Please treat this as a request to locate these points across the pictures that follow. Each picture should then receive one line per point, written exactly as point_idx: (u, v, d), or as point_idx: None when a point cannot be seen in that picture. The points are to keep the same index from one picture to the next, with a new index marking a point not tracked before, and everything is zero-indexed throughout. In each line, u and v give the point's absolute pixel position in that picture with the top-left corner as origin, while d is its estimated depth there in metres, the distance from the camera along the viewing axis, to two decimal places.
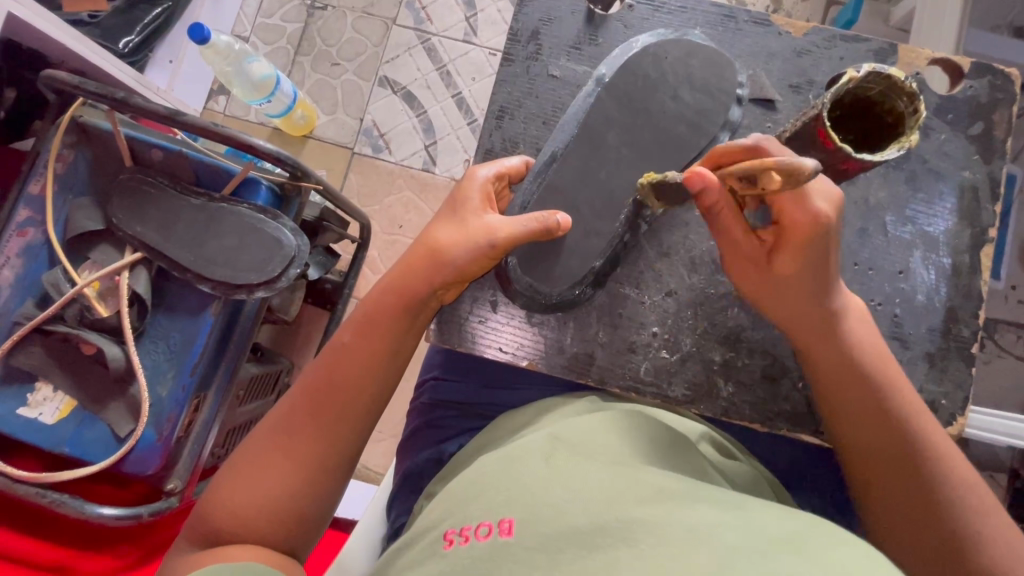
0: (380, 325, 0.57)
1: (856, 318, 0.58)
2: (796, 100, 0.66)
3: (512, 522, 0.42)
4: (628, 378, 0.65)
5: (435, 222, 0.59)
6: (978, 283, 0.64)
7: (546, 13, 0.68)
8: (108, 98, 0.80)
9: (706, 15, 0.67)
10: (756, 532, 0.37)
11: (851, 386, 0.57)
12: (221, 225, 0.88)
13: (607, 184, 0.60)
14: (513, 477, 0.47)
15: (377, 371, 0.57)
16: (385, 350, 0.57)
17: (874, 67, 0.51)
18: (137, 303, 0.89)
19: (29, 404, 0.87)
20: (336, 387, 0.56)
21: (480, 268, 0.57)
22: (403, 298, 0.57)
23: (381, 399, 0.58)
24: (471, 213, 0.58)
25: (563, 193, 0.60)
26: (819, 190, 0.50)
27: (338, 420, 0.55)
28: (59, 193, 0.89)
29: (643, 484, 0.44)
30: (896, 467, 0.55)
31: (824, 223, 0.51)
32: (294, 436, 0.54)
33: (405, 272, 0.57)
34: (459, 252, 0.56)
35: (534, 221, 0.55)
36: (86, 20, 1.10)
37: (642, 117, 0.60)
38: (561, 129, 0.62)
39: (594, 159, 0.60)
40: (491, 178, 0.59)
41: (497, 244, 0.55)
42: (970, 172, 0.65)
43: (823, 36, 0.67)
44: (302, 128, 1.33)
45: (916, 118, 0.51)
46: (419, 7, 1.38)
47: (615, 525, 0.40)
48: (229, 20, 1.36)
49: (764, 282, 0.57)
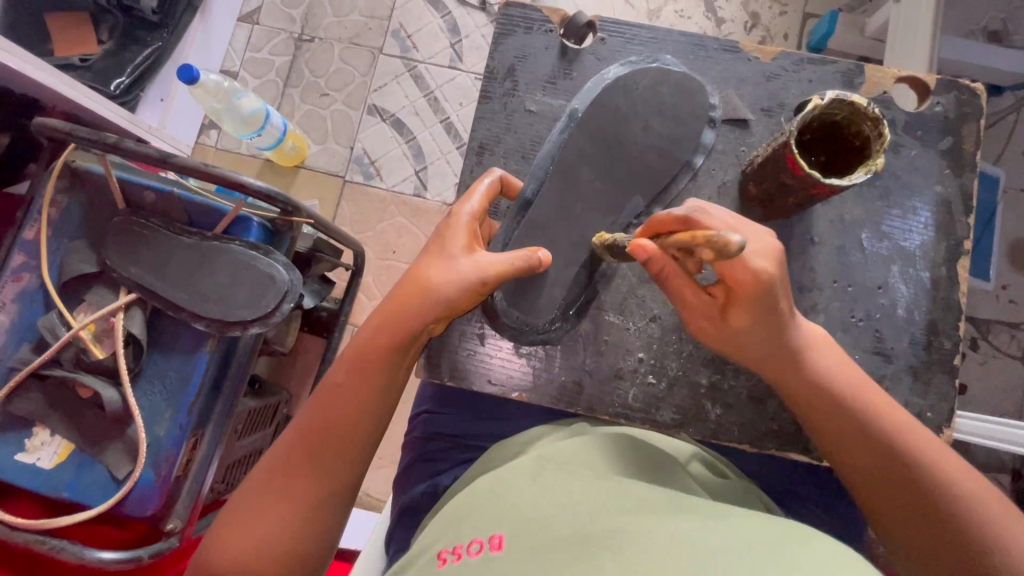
0: (372, 366, 0.56)
1: (820, 350, 0.58)
2: (769, 123, 0.68)
3: (502, 537, 0.42)
4: (617, 405, 0.65)
5: (422, 258, 0.58)
6: (957, 295, 0.65)
7: (520, 49, 0.69)
8: (100, 143, 0.81)
9: (677, 44, 0.69)
10: (735, 535, 0.38)
11: (832, 420, 0.57)
12: (215, 263, 0.90)
13: (582, 219, 0.61)
14: (506, 498, 0.47)
15: (371, 411, 0.56)
16: (379, 388, 0.57)
17: (838, 95, 0.53)
18: (132, 344, 0.89)
19: (26, 449, 0.88)
20: (332, 428, 0.55)
21: (468, 302, 0.57)
22: (396, 336, 0.56)
23: (376, 437, 0.58)
24: (459, 250, 0.57)
25: (544, 226, 0.61)
26: (754, 243, 0.53)
27: (333, 461, 0.55)
28: (53, 238, 0.91)
29: (628, 496, 0.45)
30: (906, 513, 0.54)
31: (764, 272, 0.53)
32: (291, 480, 0.54)
33: (394, 312, 0.56)
34: (449, 290, 0.56)
35: (518, 258, 0.56)
36: (77, 64, 1.13)
37: (614, 151, 0.61)
38: (536, 167, 0.62)
39: (570, 195, 0.61)
40: (476, 214, 0.59)
41: (486, 281, 0.56)
42: (942, 186, 0.67)
43: (792, 59, 0.69)
44: (293, 158, 1.34)
45: (882, 141, 0.53)
46: (405, 36, 1.41)
47: (601, 535, 0.40)
48: (218, 58, 1.38)
49: (721, 332, 0.58)
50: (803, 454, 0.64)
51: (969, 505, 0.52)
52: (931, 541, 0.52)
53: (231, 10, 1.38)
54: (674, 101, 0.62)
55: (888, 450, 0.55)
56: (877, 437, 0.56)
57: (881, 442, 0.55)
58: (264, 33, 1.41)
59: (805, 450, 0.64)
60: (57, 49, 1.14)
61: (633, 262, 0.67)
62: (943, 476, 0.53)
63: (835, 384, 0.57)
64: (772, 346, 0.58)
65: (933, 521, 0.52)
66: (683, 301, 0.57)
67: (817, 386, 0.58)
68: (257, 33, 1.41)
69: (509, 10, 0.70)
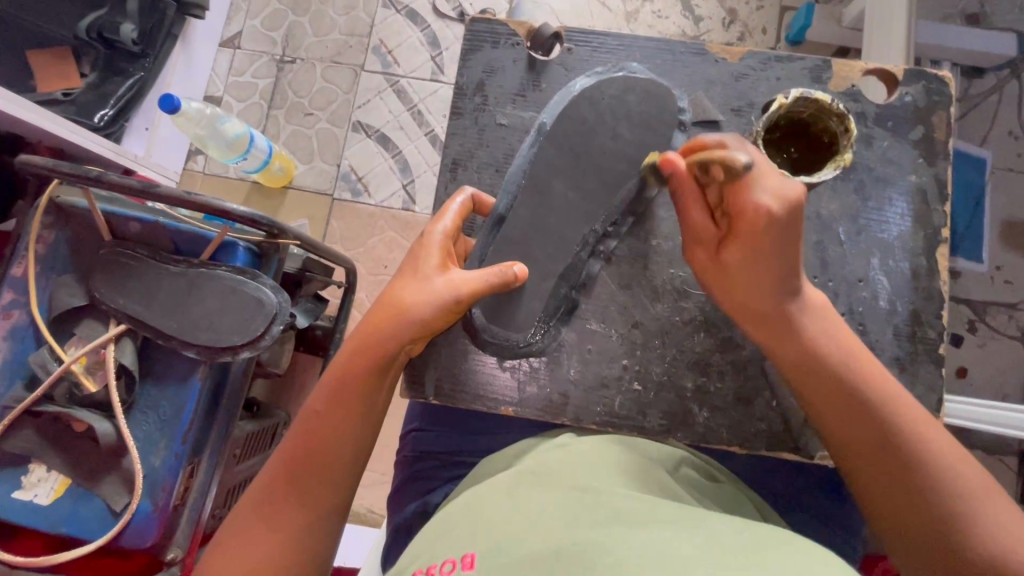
0: (351, 389, 0.56)
1: (817, 316, 0.57)
2: (739, 122, 0.68)
3: (474, 555, 0.43)
4: (604, 413, 0.65)
5: (398, 279, 0.58)
6: (937, 284, 0.65)
7: (488, 65, 0.70)
8: (81, 177, 0.81)
9: (644, 49, 0.70)
10: (704, 547, 0.38)
11: (825, 379, 0.56)
12: (200, 291, 0.90)
13: (557, 231, 0.62)
14: (481, 517, 0.48)
15: (353, 435, 0.56)
16: (360, 411, 0.57)
17: (802, 93, 0.55)
18: (124, 376, 0.89)
19: (24, 487, 0.88)
20: (315, 455, 0.55)
21: (446, 320, 0.57)
22: (374, 359, 0.56)
23: (362, 459, 0.58)
24: (433, 270, 0.57)
25: (520, 240, 0.61)
26: (772, 177, 0.52)
27: (318, 487, 0.55)
28: (41, 273, 0.91)
29: (603, 509, 0.45)
30: (892, 484, 0.54)
31: (769, 214, 0.51)
32: (277, 507, 0.54)
33: (371, 335, 0.56)
34: (425, 310, 0.56)
35: (493, 274, 0.56)
36: (60, 98, 1.11)
37: (584, 162, 0.62)
38: (507, 184, 0.63)
39: (542, 209, 0.62)
40: (450, 232, 0.60)
41: (462, 299, 0.56)
42: (916, 175, 0.67)
43: (759, 58, 0.69)
44: (280, 179, 1.35)
45: (848, 136, 0.55)
46: (385, 52, 1.41)
47: (572, 548, 0.40)
48: (201, 83, 1.39)
49: (716, 269, 0.59)
50: (793, 452, 0.64)
51: (954, 480, 0.52)
52: (911, 508, 0.53)
53: (212, 37, 1.39)
54: (643, 108, 0.63)
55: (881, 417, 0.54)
56: (871, 404, 0.55)
57: (877, 409, 0.55)
58: (245, 56, 1.42)
59: (795, 448, 0.64)
60: (40, 86, 1.12)
61: (612, 269, 0.67)
62: (933, 450, 0.53)
63: (828, 350, 0.56)
64: (766, 300, 0.56)
65: (909, 489, 0.53)
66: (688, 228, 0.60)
67: (811, 348, 0.56)
68: (238, 57, 1.42)
69: (475, 26, 0.71)
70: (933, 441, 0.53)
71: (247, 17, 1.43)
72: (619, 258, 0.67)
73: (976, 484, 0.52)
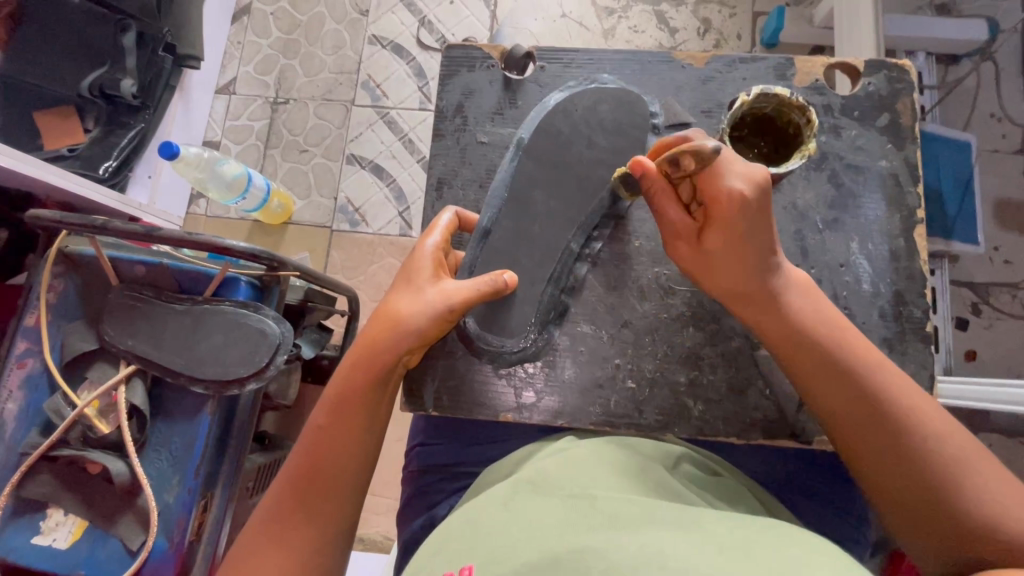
0: (353, 404, 0.58)
1: (798, 290, 0.58)
2: (710, 123, 0.71)
3: (471, 568, 0.45)
4: (601, 414, 0.66)
5: (393, 293, 0.61)
6: (918, 264, 0.66)
7: (466, 87, 0.74)
8: (88, 226, 0.85)
9: (613, 61, 0.73)
10: (696, 551, 0.40)
11: (811, 355, 0.57)
12: (207, 326, 0.92)
13: (541, 238, 0.64)
14: (478, 529, 0.50)
15: (359, 447, 0.58)
16: (361, 422, 0.58)
17: (763, 89, 0.58)
18: (135, 416, 0.91)
19: (42, 532, 0.89)
20: (320, 470, 0.57)
21: (440, 330, 0.59)
22: (373, 371, 0.58)
23: (368, 472, 0.60)
24: (426, 281, 0.60)
25: (504, 253, 0.63)
26: (737, 164, 0.54)
27: (328, 501, 0.57)
28: (53, 321, 0.94)
29: (598, 513, 0.47)
30: (898, 466, 0.54)
31: (741, 198, 0.53)
32: (287, 525, 0.55)
33: (366, 349, 0.58)
34: (419, 320, 0.58)
35: (483, 284, 0.58)
36: (67, 154, 1.17)
37: (562, 172, 0.65)
38: (488, 205, 0.65)
39: (525, 218, 0.64)
40: (439, 246, 0.62)
41: (454, 308, 0.58)
42: (887, 161, 0.69)
43: (724, 61, 0.72)
44: (280, 216, 1.39)
45: (812, 126, 0.57)
46: (374, 86, 1.47)
47: (568, 554, 0.42)
48: (200, 129, 1.45)
49: (697, 258, 0.59)
50: (792, 439, 0.64)
51: (941, 447, 0.53)
52: (908, 476, 0.53)
53: (208, 84, 1.45)
54: (617, 115, 0.66)
55: (864, 394, 0.55)
56: (857, 377, 0.56)
57: (862, 384, 0.56)
58: (241, 100, 1.48)
59: (792, 435, 0.64)
60: (47, 143, 1.17)
61: (598, 270, 0.69)
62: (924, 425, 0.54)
63: (809, 325, 0.58)
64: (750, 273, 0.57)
65: (904, 459, 0.54)
66: (664, 222, 0.59)
67: (796, 321, 0.58)
68: (234, 101, 1.48)
69: (451, 52, 0.75)
70: (919, 409, 0.55)
71: (241, 64, 1.50)
72: (603, 260, 0.69)
73: (959, 446, 0.53)
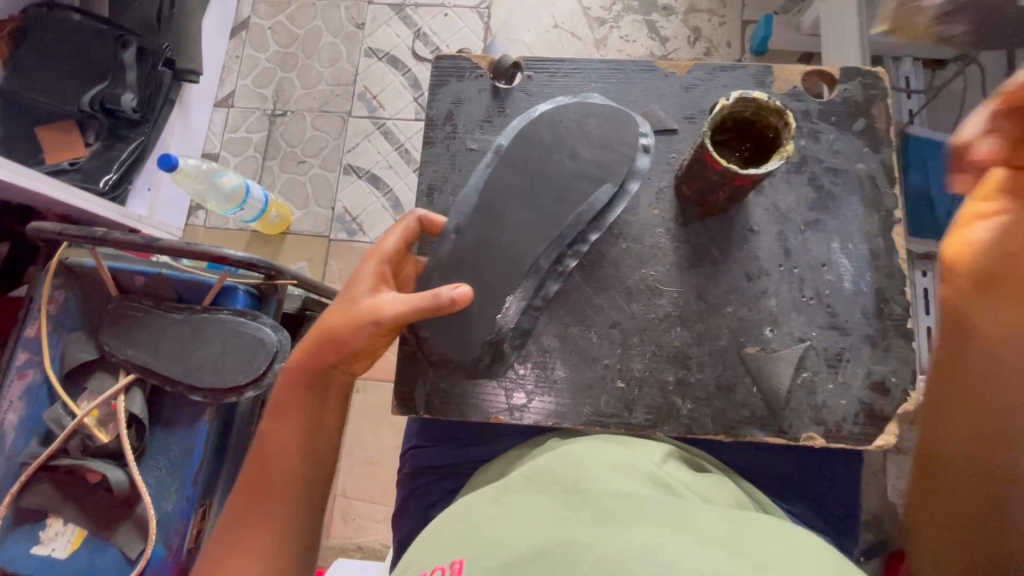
0: (297, 406, 0.63)
1: None
2: (693, 129, 0.73)
3: (462, 561, 0.46)
4: (591, 413, 0.67)
5: (333, 305, 0.64)
6: (898, 263, 0.68)
7: (455, 97, 0.76)
8: (89, 238, 0.87)
9: (598, 70, 0.75)
10: (685, 549, 0.41)
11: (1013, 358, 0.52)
12: (205, 335, 0.93)
13: (507, 250, 0.63)
14: (470, 524, 0.51)
15: (309, 442, 0.63)
16: (309, 421, 0.63)
17: (740, 94, 0.58)
18: (134, 424, 0.92)
19: (41, 541, 0.90)
20: (274, 468, 0.61)
21: (376, 341, 0.62)
22: (314, 375, 0.63)
23: (324, 463, 0.64)
24: (366, 295, 0.62)
25: (466, 265, 0.63)
26: None
27: (286, 494, 0.61)
28: (53, 331, 0.95)
29: (588, 509, 0.48)
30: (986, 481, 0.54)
31: None
32: (249, 521, 0.60)
33: (307, 357, 0.63)
34: (353, 332, 0.61)
35: (422, 300, 0.59)
36: (68, 168, 1.19)
37: (539, 182, 0.64)
38: (457, 209, 0.64)
39: (493, 226, 0.63)
40: (386, 257, 0.65)
41: (386, 322, 0.60)
42: (865, 163, 0.70)
43: (705, 69, 0.74)
44: (277, 226, 1.41)
45: (789, 129, 0.58)
46: (370, 97, 1.49)
47: (558, 548, 0.43)
48: (200, 140, 1.47)
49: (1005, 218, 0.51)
50: (779, 436, 0.65)
51: None
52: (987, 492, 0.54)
53: (207, 98, 1.48)
54: (603, 131, 0.65)
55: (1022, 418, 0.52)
56: None
57: None
58: (239, 113, 1.51)
59: (780, 432, 0.65)
60: (48, 157, 1.19)
61: (584, 274, 0.70)
62: None
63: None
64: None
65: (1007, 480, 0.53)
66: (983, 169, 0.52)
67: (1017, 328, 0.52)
68: (232, 114, 1.51)
69: (441, 63, 0.77)
70: None
71: (239, 78, 1.53)
72: (591, 262, 0.70)
73: None
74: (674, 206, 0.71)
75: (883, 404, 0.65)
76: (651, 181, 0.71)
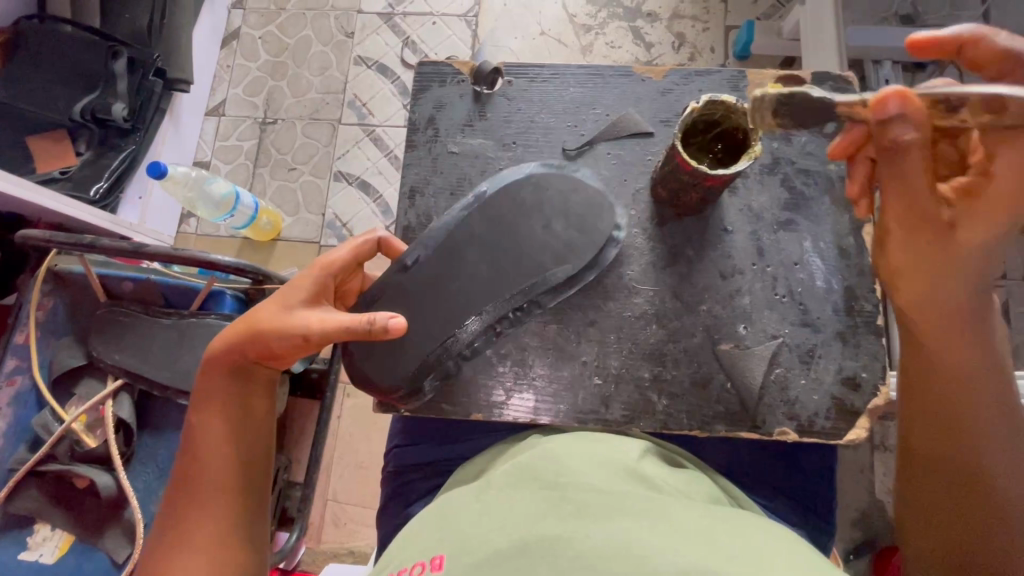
0: (221, 395, 0.64)
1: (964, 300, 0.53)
2: (669, 132, 0.74)
3: (442, 557, 0.47)
4: (570, 410, 0.68)
5: (265, 304, 0.65)
6: (868, 260, 0.70)
7: (437, 102, 0.78)
8: (77, 245, 0.87)
9: (575, 75, 0.77)
10: (661, 541, 0.43)
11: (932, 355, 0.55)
12: (192, 339, 0.94)
13: (455, 295, 0.66)
14: (450, 521, 0.52)
15: (236, 427, 0.64)
16: (235, 409, 0.64)
17: (709, 97, 0.60)
18: (122, 429, 0.93)
19: (28, 547, 0.89)
20: (206, 456, 0.62)
21: (298, 348, 0.63)
22: (235, 365, 0.64)
23: (255, 447, 0.65)
24: (301, 304, 0.64)
25: (409, 296, 0.66)
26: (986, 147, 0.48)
27: (221, 479, 0.62)
28: (42, 338, 0.96)
29: (567, 504, 0.50)
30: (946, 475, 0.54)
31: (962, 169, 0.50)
32: (187, 512, 0.60)
33: (228, 352, 0.64)
34: (275, 338, 0.62)
35: (347, 320, 0.61)
36: (58, 176, 1.20)
37: (506, 239, 0.67)
38: (424, 239, 0.67)
39: (445, 273, 0.66)
40: (328, 267, 0.66)
41: (309, 332, 0.61)
42: (835, 164, 0.72)
43: (681, 74, 0.76)
44: (268, 232, 1.42)
45: (756, 131, 0.60)
46: (360, 104, 1.51)
47: (536, 545, 0.44)
48: (191, 149, 1.49)
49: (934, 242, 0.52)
50: (753, 431, 0.67)
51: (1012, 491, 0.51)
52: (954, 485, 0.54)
53: (198, 106, 1.50)
54: (583, 209, 0.69)
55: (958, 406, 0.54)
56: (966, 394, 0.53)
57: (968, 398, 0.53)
58: (230, 121, 1.52)
59: (754, 427, 0.67)
60: (39, 166, 1.20)
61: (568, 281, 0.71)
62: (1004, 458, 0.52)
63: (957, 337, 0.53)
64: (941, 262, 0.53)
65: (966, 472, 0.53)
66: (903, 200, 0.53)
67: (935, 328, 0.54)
68: (224, 123, 1.52)
69: (423, 69, 0.78)
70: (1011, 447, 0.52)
71: (231, 86, 1.54)
72: None
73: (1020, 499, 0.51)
74: (650, 207, 0.72)
75: (854, 399, 0.67)
76: (628, 183, 0.73)
